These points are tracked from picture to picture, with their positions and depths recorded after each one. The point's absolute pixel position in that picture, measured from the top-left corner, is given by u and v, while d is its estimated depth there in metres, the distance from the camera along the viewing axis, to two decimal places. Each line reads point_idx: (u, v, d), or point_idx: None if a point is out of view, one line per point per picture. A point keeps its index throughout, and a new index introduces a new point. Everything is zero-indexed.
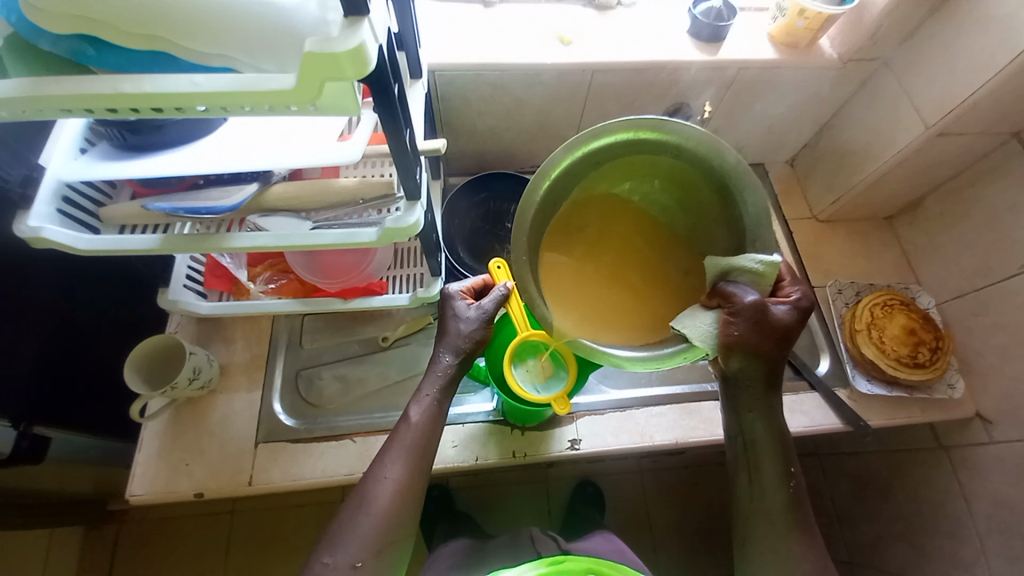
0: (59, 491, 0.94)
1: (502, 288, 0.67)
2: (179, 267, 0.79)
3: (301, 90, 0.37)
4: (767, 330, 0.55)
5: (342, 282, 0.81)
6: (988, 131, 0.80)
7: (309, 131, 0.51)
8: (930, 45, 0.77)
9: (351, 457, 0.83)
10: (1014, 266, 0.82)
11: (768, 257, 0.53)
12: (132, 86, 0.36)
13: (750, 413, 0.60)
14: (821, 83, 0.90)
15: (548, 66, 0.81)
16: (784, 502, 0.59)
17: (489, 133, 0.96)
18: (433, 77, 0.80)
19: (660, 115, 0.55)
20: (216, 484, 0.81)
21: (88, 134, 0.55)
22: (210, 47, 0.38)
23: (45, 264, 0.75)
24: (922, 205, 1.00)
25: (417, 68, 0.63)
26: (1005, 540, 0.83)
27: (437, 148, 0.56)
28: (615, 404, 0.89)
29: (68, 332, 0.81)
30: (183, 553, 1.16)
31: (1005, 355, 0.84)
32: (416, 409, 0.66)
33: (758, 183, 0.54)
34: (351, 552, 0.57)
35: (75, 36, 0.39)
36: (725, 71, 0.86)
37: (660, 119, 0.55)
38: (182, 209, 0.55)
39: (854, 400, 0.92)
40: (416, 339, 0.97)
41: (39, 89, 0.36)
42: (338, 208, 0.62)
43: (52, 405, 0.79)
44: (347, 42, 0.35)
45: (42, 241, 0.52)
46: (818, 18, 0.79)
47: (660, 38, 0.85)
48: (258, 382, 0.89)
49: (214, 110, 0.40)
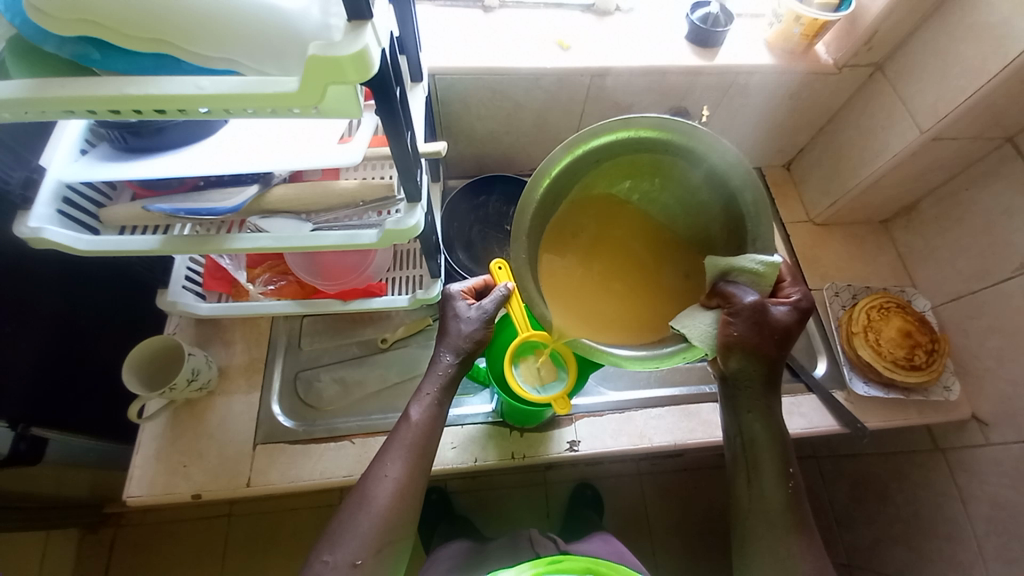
0: (57, 495, 0.94)
1: (502, 289, 0.68)
2: (178, 268, 0.79)
3: (305, 93, 0.37)
4: (766, 330, 0.55)
5: (342, 284, 0.82)
6: (982, 136, 0.81)
7: (311, 133, 0.51)
8: (924, 52, 0.78)
9: (351, 459, 0.83)
10: (1010, 269, 0.82)
11: (769, 257, 0.54)
12: (137, 88, 0.37)
13: (749, 414, 0.60)
14: (817, 88, 0.90)
15: (547, 71, 0.81)
16: (784, 502, 0.59)
17: (488, 137, 0.96)
18: (434, 81, 0.81)
19: (662, 114, 0.54)
20: (215, 486, 0.81)
21: (89, 135, 0.55)
22: (215, 51, 0.39)
23: (44, 265, 0.75)
24: (918, 209, 1.01)
25: (418, 72, 0.63)
26: (1003, 542, 0.84)
27: (437, 151, 0.56)
28: (614, 406, 0.89)
29: (66, 334, 0.81)
30: (180, 556, 1.16)
31: (1001, 357, 0.85)
32: (416, 408, 0.66)
33: (758, 183, 0.54)
34: (350, 551, 0.57)
35: (80, 40, 0.40)
36: (722, 77, 0.87)
37: (661, 118, 0.54)
38: (183, 210, 0.56)
39: (852, 401, 0.92)
40: (416, 341, 0.97)
41: (44, 91, 0.36)
42: (339, 210, 0.63)
43: (49, 407, 0.79)
44: (352, 47, 0.35)
45: (43, 242, 0.52)
46: (814, 24, 0.80)
47: (659, 43, 0.86)
48: (257, 384, 0.89)
49: (216, 112, 0.40)
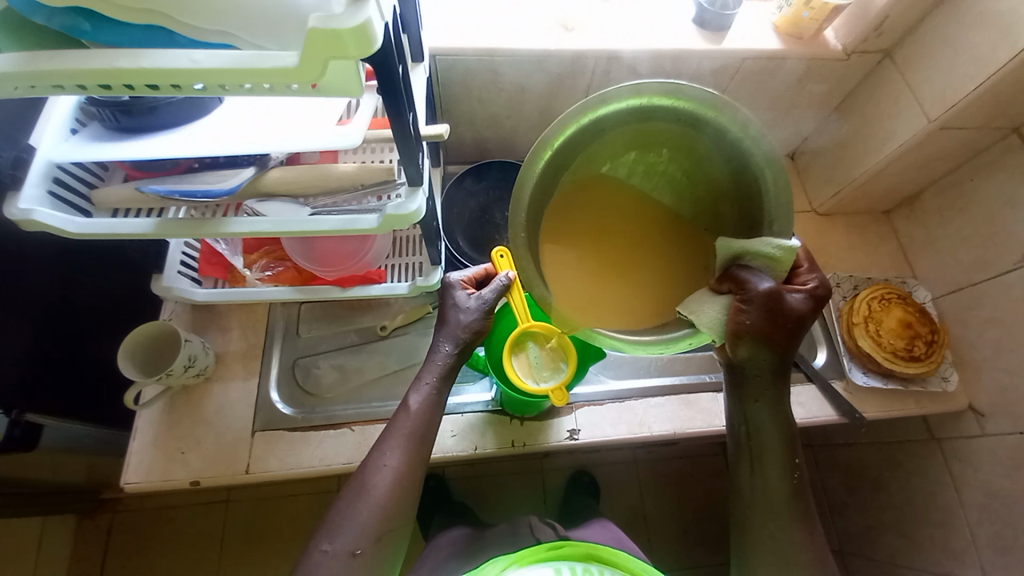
0: (53, 481, 0.93)
1: (502, 278, 0.68)
2: (173, 253, 0.77)
3: (304, 69, 0.36)
4: (780, 319, 0.54)
5: (339, 271, 0.81)
6: (988, 125, 0.80)
7: (309, 112, 0.50)
8: (933, 38, 0.77)
9: (349, 446, 0.82)
10: (1012, 260, 0.82)
11: (786, 242, 0.52)
12: (130, 62, 0.35)
13: (756, 403, 0.59)
14: (824, 75, 0.89)
15: (550, 53, 0.80)
16: (786, 492, 0.59)
17: (489, 121, 0.95)
18: (434, 62, 0.79)
19: (678, 80, 0.52)
20: (213, 473, 0.80)
21: (79, 114, 0.53)
22: (210, 23, 0.37)
23: (34, 248, 0.73)
24: (920, 199, 0.99)
25: (418, 51, 0.62)
26: (997, 531, 0.84)
27: (439, 134, 0.55)
28: (614, 394, 0.89)
29: (59, 319, 0.80)
30: (176, 541, 1.16)
31: (999, 349, 0.85)
32: (416, 396, 0.65)
33: (779, 156, 0.52)
34: (350, 539, 0.56)
35: (70, 11, 0.38)
36: (727, 62, 0.85)
37: (679, 84, 0.53)
38: (177, 192, 0.54)
39: (850, 391, 0.92)
40: (415, 329, 0.96)
41: (32, 65, 0.35)
42: (338, 194, 0.61)
43: (41, 393, 0.77)
44: (353, 19, 0.34)
45: (33, 224, 0.50)
46: (824, 9, 0.78)
47: (666, 26, 0.84)
48: (254, 370, 0.88)
49: (212, 88, 0.39)
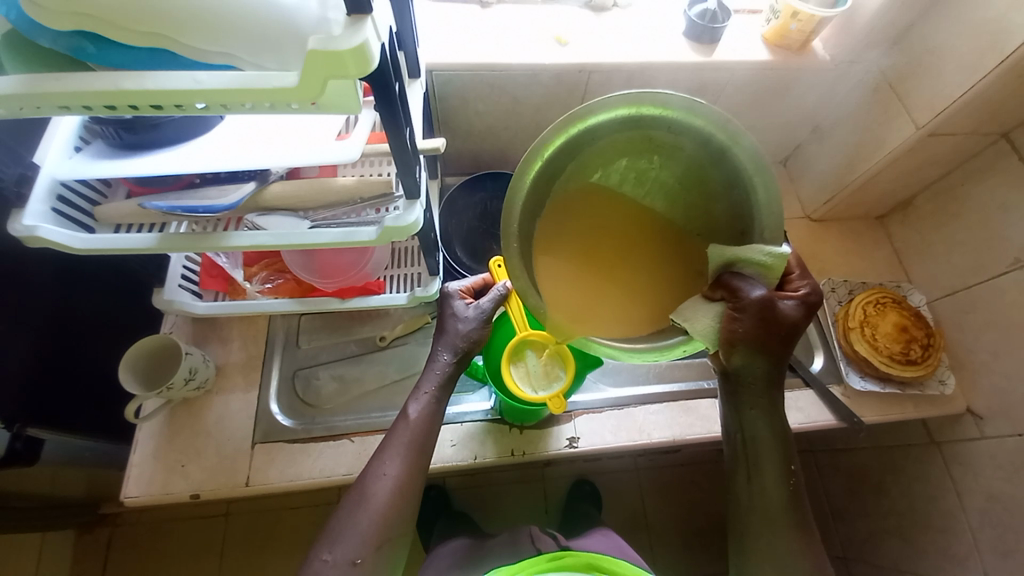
0: (54, 494, 0.93)
1: (501, 288, 0.69)
2: (173, 267, 0.78)
3: (304, 88, 0.37)
4: (773, 326, 0.55)
5: (339, 282, 0.81)
6: (978, 131, 0.81)
7: (309, 128, 0.51)
8: (921, 47, 0.78)
9: (350, 457, 0.83)
10: (1005, 264, 0.83)
11: (777, 249, 0.53)
12: (134, 83, 0.36)
13: (751, 411, 0.59)
14: (814, 84, 0.91)
15: (545, 67, 0.81)
16: (783, 499, 0.59)
17: (486, 133, 0.96)
18: (431, 76, 0.80)
19: (666, 90, 0.53)
20: (214, 485, 0.80)
21: (83, 132, 0.54)
22: (211, 45, 0.39)
23: (36, 262, 0.74)
24: (914, 204, 1.01)
25: (415, 67, 0.63)
26: (998, 535, 0.85)
27: (436, 147, 0.56)
28: (612, 402, 0.89)
29: (61, 333, 0.80)
30: (177, 555, 1.16)
31: (996, 352, 0.85)
32: (415, 405, 0.66)
33: (767, 163, 0.54)
34: (351, 549, 0.56)
35: (75, 33, 0.39)
36: (720, 73, 0.86)
37: (667, 94, 0.54)
38: (178, 208, 0.55)
39: (847, 396, 0.92)
40: (415, 339, 0.97)
41: (39, 86, 0.36)
42: (336, 207, 0.62)
43: (43, 406, 0.78)
44: (351, 40, 0.35)
45: (37, 240, 0.51)
46: (811, 21, 0.79)
47: (658, 38, 0.86)
48: (255, 382, 0.89)
49: (214, 108, 0.40)
